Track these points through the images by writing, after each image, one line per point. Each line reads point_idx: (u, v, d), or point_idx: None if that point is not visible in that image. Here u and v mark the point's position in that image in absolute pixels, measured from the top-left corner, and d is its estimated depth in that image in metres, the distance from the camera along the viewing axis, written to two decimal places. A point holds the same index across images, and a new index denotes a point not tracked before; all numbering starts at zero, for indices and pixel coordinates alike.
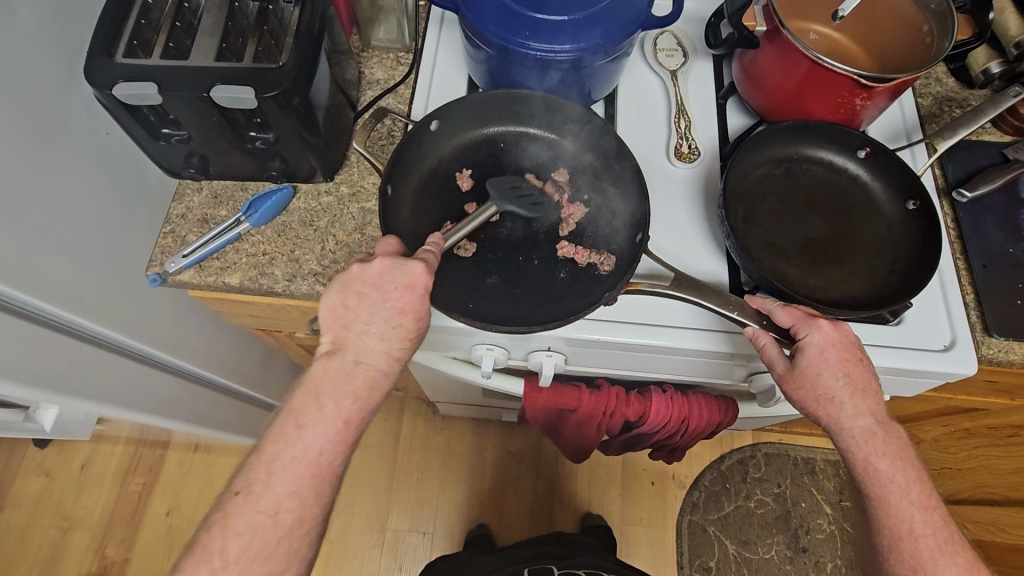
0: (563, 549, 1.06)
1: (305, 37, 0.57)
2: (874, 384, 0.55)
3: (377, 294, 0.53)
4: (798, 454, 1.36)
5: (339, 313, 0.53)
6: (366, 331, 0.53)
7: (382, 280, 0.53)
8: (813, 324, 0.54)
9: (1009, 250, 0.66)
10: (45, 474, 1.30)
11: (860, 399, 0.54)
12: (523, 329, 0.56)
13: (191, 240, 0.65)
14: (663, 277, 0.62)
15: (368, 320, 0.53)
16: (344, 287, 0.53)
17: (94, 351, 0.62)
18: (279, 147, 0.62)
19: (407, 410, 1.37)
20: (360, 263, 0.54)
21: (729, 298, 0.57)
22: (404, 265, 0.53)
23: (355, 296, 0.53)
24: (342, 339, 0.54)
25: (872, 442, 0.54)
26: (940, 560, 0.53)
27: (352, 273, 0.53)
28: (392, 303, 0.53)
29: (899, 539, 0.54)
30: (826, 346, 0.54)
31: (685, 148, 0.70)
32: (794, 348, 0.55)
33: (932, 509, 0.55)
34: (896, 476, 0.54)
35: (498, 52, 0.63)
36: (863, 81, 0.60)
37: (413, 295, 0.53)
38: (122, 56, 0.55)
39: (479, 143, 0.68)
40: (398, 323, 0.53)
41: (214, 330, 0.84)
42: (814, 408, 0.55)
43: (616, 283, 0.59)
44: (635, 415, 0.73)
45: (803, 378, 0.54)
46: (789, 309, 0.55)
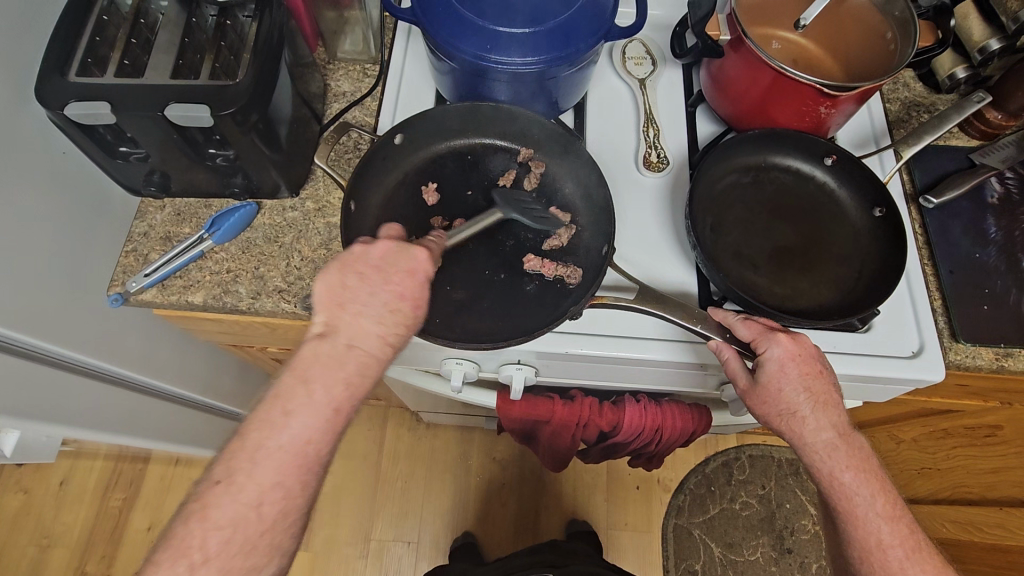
0: (562, 557, 1.06)
1: (264, 53, 0.57)
2: (836, 396, 0.55)
3: (377, 275, 0.53)
4: (783, 454, 1.36)
5: (336, 292, 0.51)
6: (362, 312, 0.51)
7: (384, 262, 0.53)
8: (772, 338, 0.54)
9: (975, 254, 0.67)
10: (24, 492, 1.29)
11: (822, 413, 0.54)
12: (487, 345, 0.56)
13: (153, 259, 0.64)
14: (629, 288, 0.62)
15: (364, 303, 0.51)
16: (344, 265, 0.52)
17: (58, 373, 0.62)
18: (241, 164, 0.61)
19: (391, 418, 1.36)
20: (361, 244, 0.54)
21: (694, 310, 0.57)
22: (408, 250, 0.54)
23: (355, 275, 0.52)
24: (335, 322, 0.51)
25: (836, 455, 0.54)
26: (910, 569, 0.54)
27: (353, 254, 0.53)
28: (391, 286, 0.52)
29: (869, 551, 0.55)
30: (785, 361, 0.53)
31: (654, 157, 0.70)
32: (755, 363, 0.55)
33: (899, 518, 0.55)
34: (861, 488, 0.54)
35: (461, 65, 0.62)
36: (827, 90, 0.60)
37: (413, 280, 0.53)
38: (75, 75, 0.54)
39: (445, 156, 0.68)
40: (396, 308, 0.52)
41: (185, 346, 0.83)
42: (777, 423, 0.55)
43: (582, 297, 0.59)
44: (609, 425, 0.73)
45: (765, 394, 0.54)
46: (749, 323, 0.55)
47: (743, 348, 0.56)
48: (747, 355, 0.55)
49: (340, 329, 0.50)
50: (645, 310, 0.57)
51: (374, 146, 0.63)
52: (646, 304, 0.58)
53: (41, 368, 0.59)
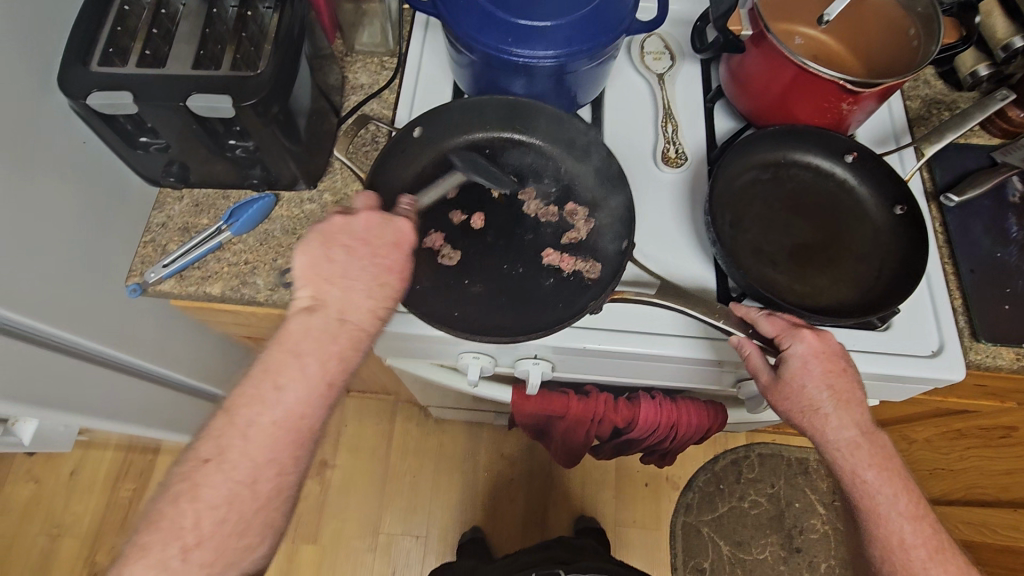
0: (573, 555, 1.05)
1: (285, 44, 0.56)
2: (859, 395, 0.54)
3: (364, 247, 0.51)
4: (791, 453, 1.36)
5: (321, 266, 0.50)
6: (351, 287, 0.50)
7: (370, 234, 0.52)
8: (795, 334, 0.54)
9: (996, 254, 0.66)
10: (35, 481, 1.29)
11: (845, 410, 0.54)
12: (507, 339, 0.56)
13: (171, 249, 0.64)
14: (649, 284, 0.62)
15: (352, 275, 0.51)
16: (327, 239, 0.51)
17: (76, 363, 0.62)
18: (260, 155, 0.61)
19: (400, 413, 1.36)
20: (341, 216, 0.52)
21: (716, 307, 0.57)
22: (392, 220, 0.53)
23: (340, 248, 0.51)
24: (322, 295, 0.50)
25: (858, 453, 0.54)
26: (933, 569, 0.53)
27: (335, 225, 0.52)
28: (380, 258, 0.52)
29: (891, 550, 0.54)
30: (809, 357, 0.53)
31: (672, 153, 0.70)
32: (778, 359, 0.55)
33: (922, 518, 0.55)
34: (884, 487, 0.54)
35: (481, 58, 0.62)
36: (850, 86, 0.60)
37: (401, 253, 0.53)
38: (97, 64, 0.54)
39: (463, 149, 0.68)
40: (385, 281, 0.52)
41: (198, 337, 0.83)
42: (799, 420, 0.55)
43: (602, 292, 0.59)
44: (624, 421, 0.73)
45: (788, 390, 0.54)
46: (773, 319, 0.55)
47: (765, 344, 0.56)
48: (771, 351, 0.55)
49: (327, 305, 0.50)
50: (666, 305, 0.57)
51: (393, 138, 0.63)
52: (667, 299, 0.57)
53: (59, 359, 0.60)
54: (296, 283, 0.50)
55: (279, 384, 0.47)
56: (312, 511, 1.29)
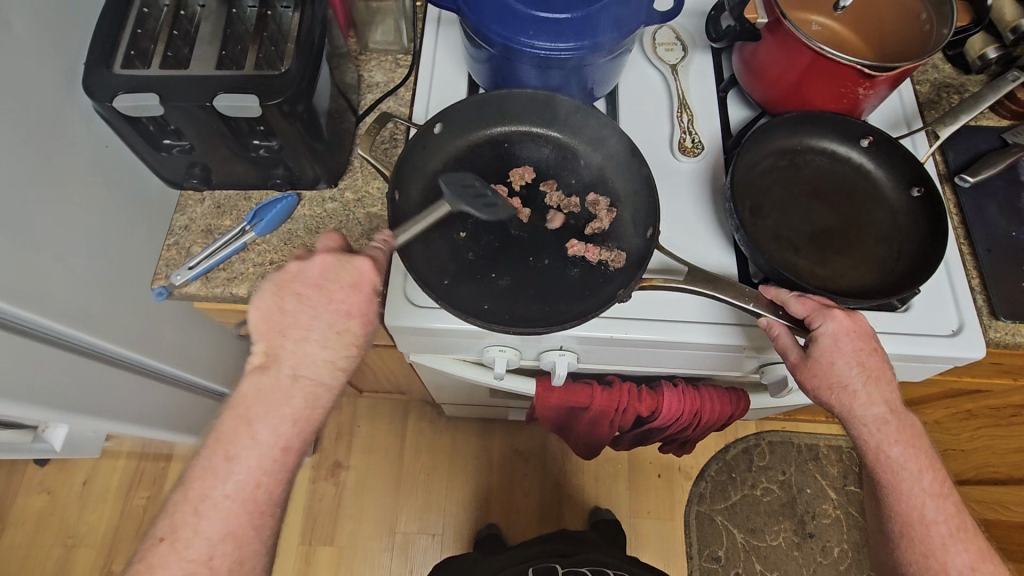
0: (571, 547, 1.06)
1: (307, 43, 0.57)
2: (889, 373, 0.55)
3: (318, 295, 0.52)
4: (801, 440, 1.37)
5: (274, 317, 0.51)
6: (305, 336, 0.51)
7: (324, 279, 0.52)
8: (827, 314, 0.54)
9: (1011, 233, 0.67)
10: (47, 492, 1.29)
11: (874, 388, 0.54)
12: (537, 330, 0.56)
13: (196, 251, 0.64)
14: (677, 271, 0.62)
15: (307, 325, 0.51)
16: (280, 287, 0.52)
17: (103, 367, 0.62)
18: (283, 154, 0.61)
19: (412, 412, 1.37)
20: (298, 262, 0.53)
21: (745, 292, 0.57)
22: (348, 262, 0.52)
23: (293, 296, 0.52)
24: (275, 349, 0.51)
25: (885, 429, 0.55)
26: (953, 546, 0.55)
27: (290, 273, 0.52)
28: (335, 305, 0.52)
29: (911, 526, 0.56)
30: (840, 336, 0.54)
31: (689, 142, 0.71)
32: (807, 338, 0.55)
33: (945, 496, 0.56)
34: (909, 464, 0.55)
35: (500, 51, 0.63)
36: (866, 71, 0.60)
37: (359, 295, 0.52)
38: (121, 67, 0.54)
39: (483, 144, 0.68)
40: (343, 327, 0.52)
41: (216, 339, 0.83)
42: (826, 397, 0.56)
43: (629, 281, 0.59)
44: (648, 410, 0.73)
45: (817, 369, 0.55)
46: (804, 300, 0.55)
47: (795, 324, 0.56)
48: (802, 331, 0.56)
49: (282, 357, 0.51)
50: (695, 291, 0.57)
51: (415, 135, 0.63)
52: (695, 286, 0.58)
53: (87, 362, 0.60)
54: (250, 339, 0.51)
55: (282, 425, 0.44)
56: (327, 512, 1.29)
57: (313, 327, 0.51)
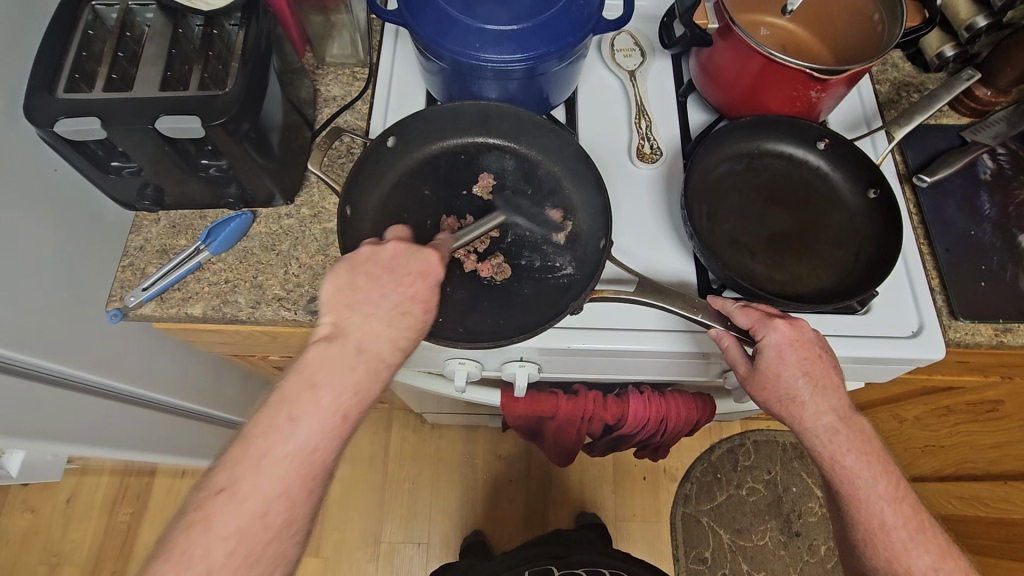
0: (565, 548, 1.05)
1: (252, 62, 0.56)
2: (836, 380, 0.55)
3: (388, 276, 0.51)
4: (786, 439, 1.37)
5: (343, 292, 0.50)
6: (373, 314, 0.49)
7: (395, 264, 0.52)
8: (770, 324, 0.55)
9: (970, 232, 0.67)
10: (31, 510, 1.28)
11: (822, 396, 0.54)
12: (488, 343, 0.56)
13: (150, 272, 0.64)
14: (629, 281, 0.63)
15: (375, 303, 0.50)
16: (354, 265, 0.51)
17: (58, 390, 0.62)
18: (234, 173, 0.60)
19: (395, 421, 1.36)
20: (370, 245, 0.52)
21: (694, 300, 0.57)
22: (419, 252, 0.52)
23: (364, 276, 0.51)
24: (343, 323, 0.49)
25: (837, 438, 0.54)
26: (914, 549, 0.54)
27: (363, 254, 0.52)
28: (404, 288, 0.51)
29: (872, 531, 0.55)
30: (783, 346, 0.54)
31: (647, 148, 0.70)
32: (754, 349, 0.56)
33: (902, 499, 0.55)
34: (863, 471, 0.54)
35: (450, 65, 0.62)
36: (816, 74, 0.60)
37: (425, 282, 0.52)
38: (64, 91, 0.54)
39: (440, 156, 0.68)
40: (407, 310, 0.50)
41: (182, 356, 0.83)
42: (778, 408, 0.56)
43: (582, 292, 0.59)
44: (613, 418, 0.73)
45: (765, 380, 0.55)
46: (748, 310, 0.56)
47: (742, 335, 0.56)
48: (749, 342, 0.56)
49: (348, 331, 0.49)
50: (646, 302, 0.57)
51: (367, 149, 0.63)
52: (647, 296, 0.57)
53: (41, 386, 0.59)
54: (320, 309, 0.49)
55: (229, 446, 0.44)
56: None
57: (380, 306, 0.50)
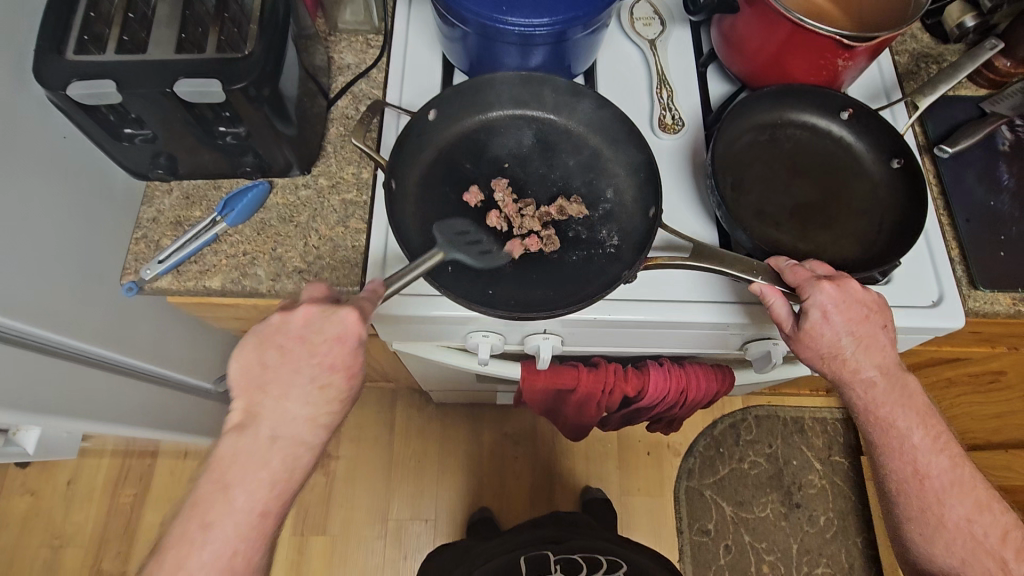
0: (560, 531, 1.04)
1: (270, 24, 0.54)
2: (881, 336, 0.57)
3: (301, 347, 0.50)
4: (787, 413, 1.39)
5: (255, 373, 0.50)
6: (286, 396, 0.50)
7: (308, 330, 0.50)
8: (817, 286, 0.55)
9: (989, 203, 0.67)
10: (30, 493, 1.26)
11: (865, 351, 0.57)
12: (542, 313, 0.56)
13: (165, 245, 0.62)
14: (680, 248, 0.62)
15: (290, 381, 0.50)
16: (263, 340, 0.50)
17: (67, 365, 0.60)
18: (251, 141, 0.59)
19: (400, 399, 1.36)
20: (281, 313, 0.51)
21: (751, 263, 0.57)
22: (333, 314, 0.49)
23: (275, 350, 0.50)
24: (255, 408, 0.50)
25: (873, 391, 0.57)
26: (948, 499, 0.58)
27: (273, 324, 0.50)
28: (319, 358, 0.50)
29: (907, 482, 0.58)
30: (830, 308, 0.55)
31: (669, 119, 0.69)
32: (800, 309, 0.56)
33: (941, 450, 0.58)
34: (900, 420, 0.57)
35: (475, 29, 0.61)
36: (845, 41, 0.59)
37: (344, 347, 0.50)
38: (74, 53, 0.52)
39: (476, 130, 0.66)
40: (324, 382, 0.50)
41: (192, 332, 0.81)
42: (819, 362, 0.58)
43: (635, 261, 0.58)
44: (634, 390, 0.73)
45: (808, 339, 0.57)
46: (797, 270, 0.56)
47: (788, 293, 0.57)
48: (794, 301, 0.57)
49: (261, 417, 0.50)
50: (702, 268, 0.57)
51: (409, 126, 0.62)
52: (701, 262, 0.57)
53: (52, 361, 0.57)
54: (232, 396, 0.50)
55: None
56: (318, 503, 1.29)
57: (296, 385, 0.50)
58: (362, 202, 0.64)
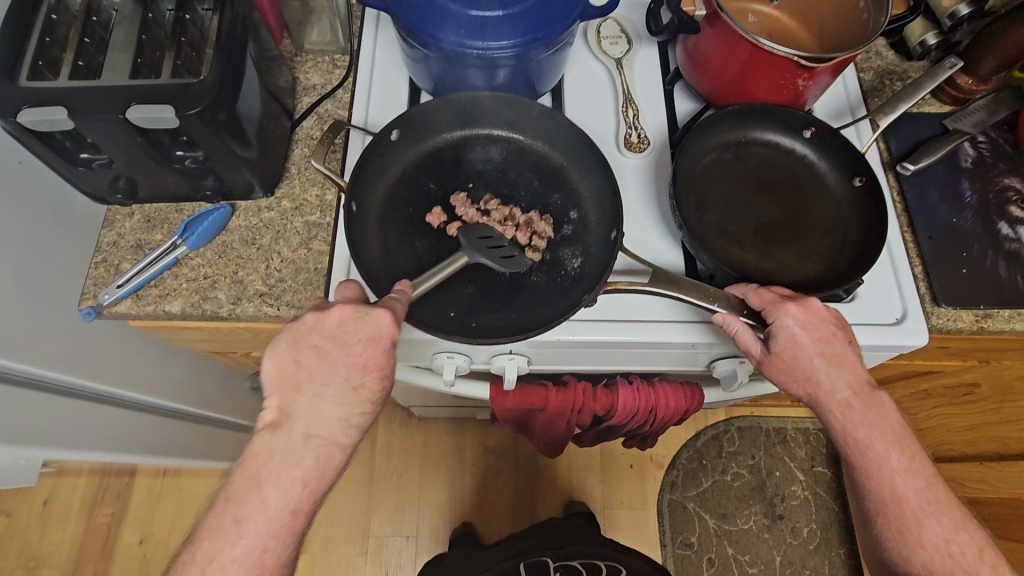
0: (560, 539, 1.03)
1: (226, 48, 0.54)
2: (851, 355, 0.57)
3: (336, 348, 0.50)
4: (770, 424, 1.39)
5: (290, 372, 0.50)
6: (320, 394, 0.49)
7: (343, 331, 0.50)
8: (782, 308, 0.56)
9: (952, 220, 0.68)
10: (6, 514, 1.25)
11: (837, 373, 0.56)
12: (502, 339, 0.55)
13: (124, 269, 0.61)
14: (641, 272, 0.62)
15: (323, 381, 0.49)
16: (297, 340, 0.50)
17: (27, 392, 0.59)
18: (211, 165, 0.58)
19: (381, 414, 1.35)
20: (316, 312, 0.51)
21: (710, 291, 0.58)
22: (368, 314, 0.50)
23: (310, 349, 0.50)
24: (289, 407, 0.49)
25: (851, 413, 0.56)
26: (926, 519, 0.56)
27: (307, 323, 0.50)
28: (353, 358, 0.50)
29: (886, 502, 0.57)
30: (797, 330, 0.56)
31: (635, 138, 0.69)
32: (768, 333, 0.57)
33: (916, 471, 0.57)
34: (876, 443, 0.56)
35: (436, 52, 0.61)
36: (804, 62, 0.60)
37: (378, 348, 0.50)
38: (26, 79, 0.51)
39: (441, 151, 0.66)
40: (357, 383, 0.50)
41: (161, 354, 0.80)
42: (794, 387, 0.58)
43: (595, 284, 0.58)
44: (603, 408, 0.73)
45: (781, 363, 0.57)
46: (761, 292, 0.57)
47: (755, 318, 0.58)
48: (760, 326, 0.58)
49: None
50: (659, 293, 0.57)
51: (370, 144, 0.62)
52: (658, 286, 0.58)
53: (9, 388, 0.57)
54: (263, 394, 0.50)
55: (262, 453, 0.46)
56: None
57: (329, 383, 0.49)
58: (326, 224, 0.64)
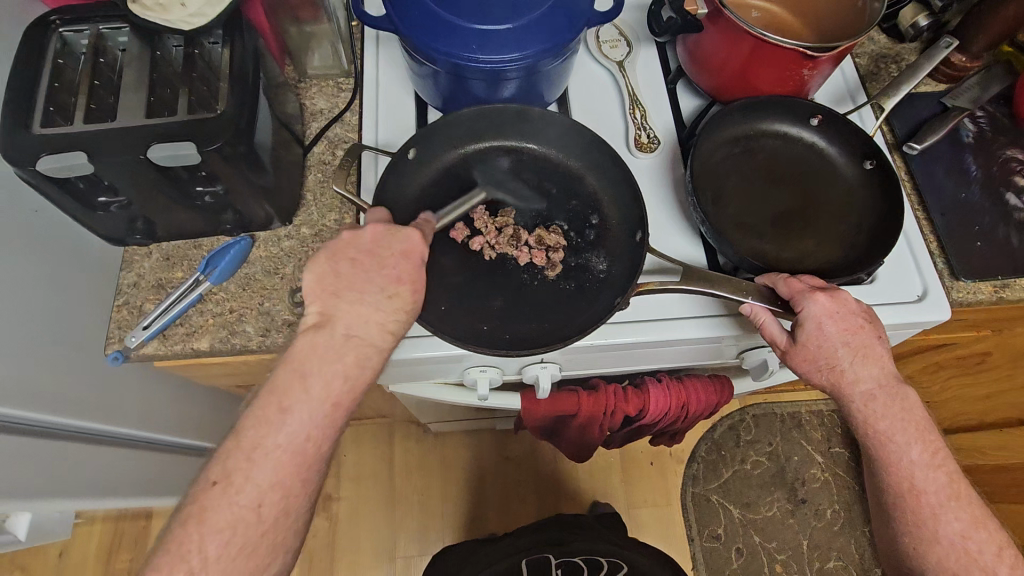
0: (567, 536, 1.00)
1: (240, 80, 0.54)
2: (877, 347, 0.57)
3: (370, 261, 0.52)
4: (784, 410, 1.40)
5: (328, 280, 0.51)
6: (361, 299, 0.51)
7: (378, 246, 0.53)
8: (811, 297, 0.56)
9: (961, 195, 0.69)
10: (22, 569, 1.21)
11: (862, 362, 0.57)
12: (537, 350, 0.55)
13: (149, 309, 0.60)
14: (669, 271, 0.63)
15: (361, 287, 0.51)
16: (335, 253, 0.52)
17: (57, 443, 0.58)
18: (230, 198, 0.58)
19: (398, 433, 1.34)
20: (350, 231, 0.53)
21: (742, 284, 0.58)
22: (400, 232, 0.53)
23: (347, 261, 0.52)
24: (330, 310, 0.51)
25: (873, 404, 0.57)
26: (944, 514, 0.57)
27: (344, 239, 0.53)
28: (387, 270, 0.52)
29: (903, 496, 0.58)
30: (824, 319, 0.56)
31: (644, 138, 0.70)
32: (794, 323, 0.58)
33: (938, 466, 0.57)
34: (898, 434, 0.57)
35: (446, 68, 0.61)
36: (809, 52, 0.61)
37: (411, 262, 0.53)
38: (39, 125, 0.50)
39: (455, 166, 0.66)
40: (394, 292, 0.52)
41: (182, 392, 0.79)
42: (816, 376, 0.59)
43: (626, 288, 0.59)
44: (635, 410, 0.73)
45: (805, 353, 0.58)
46: (791, 282, 0.58)
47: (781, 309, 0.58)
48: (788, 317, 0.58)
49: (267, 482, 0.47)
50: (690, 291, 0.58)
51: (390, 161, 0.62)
52: (692, 285, 0.58)
53: (38, 441, 0.55)
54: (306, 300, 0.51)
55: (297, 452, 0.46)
56: (323, 548, 1.26)
57: (367, 290, 0.51)
58: None
